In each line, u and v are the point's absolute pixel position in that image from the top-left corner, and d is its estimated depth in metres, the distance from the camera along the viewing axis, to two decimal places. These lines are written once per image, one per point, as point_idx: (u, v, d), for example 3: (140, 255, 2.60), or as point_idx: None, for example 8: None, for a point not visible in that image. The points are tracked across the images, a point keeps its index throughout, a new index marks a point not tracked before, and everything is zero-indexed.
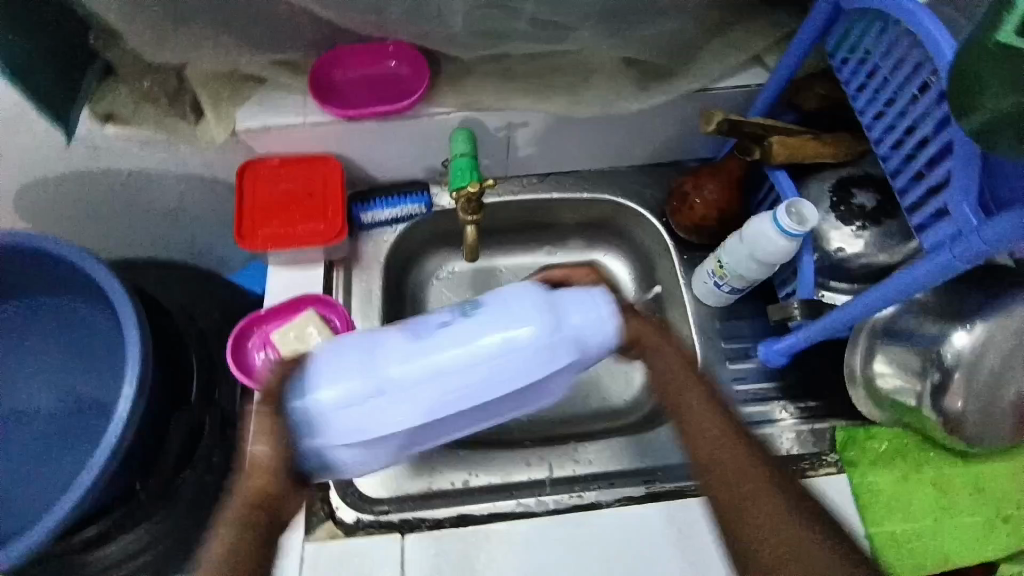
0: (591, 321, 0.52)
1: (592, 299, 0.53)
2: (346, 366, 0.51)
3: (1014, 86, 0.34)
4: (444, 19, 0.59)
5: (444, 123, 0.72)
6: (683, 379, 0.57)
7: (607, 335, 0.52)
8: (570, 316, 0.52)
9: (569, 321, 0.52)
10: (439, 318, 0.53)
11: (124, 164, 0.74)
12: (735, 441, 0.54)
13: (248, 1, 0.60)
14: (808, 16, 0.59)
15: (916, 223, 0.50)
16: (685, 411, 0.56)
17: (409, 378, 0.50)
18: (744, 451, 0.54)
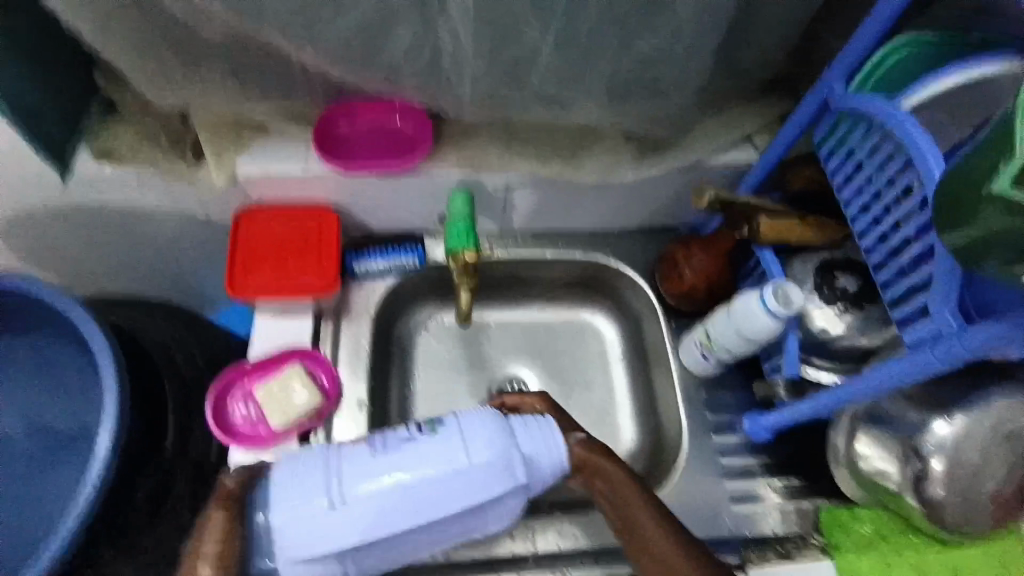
0: (543, 450, 0.57)
1: (543, 427, 0.59)
2: (290, 485, 0.56)
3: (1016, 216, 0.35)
4: (454, 88, 0.59)
5: (444, 181, 0.73)
6: (627, 495, 0.60)
7: (561, 467, 0.58)
8: (523, 447, 0.57)
9: (511, 456, 0.56)
10: (402, 433, 0.58)
11: (117, 201, 0.73)
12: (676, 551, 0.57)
13: (258, 56, 0.59)
14: (801, 108, 0.62)
15: (898, 317, 0.52)
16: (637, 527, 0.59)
17: (374, 496, 0.54)
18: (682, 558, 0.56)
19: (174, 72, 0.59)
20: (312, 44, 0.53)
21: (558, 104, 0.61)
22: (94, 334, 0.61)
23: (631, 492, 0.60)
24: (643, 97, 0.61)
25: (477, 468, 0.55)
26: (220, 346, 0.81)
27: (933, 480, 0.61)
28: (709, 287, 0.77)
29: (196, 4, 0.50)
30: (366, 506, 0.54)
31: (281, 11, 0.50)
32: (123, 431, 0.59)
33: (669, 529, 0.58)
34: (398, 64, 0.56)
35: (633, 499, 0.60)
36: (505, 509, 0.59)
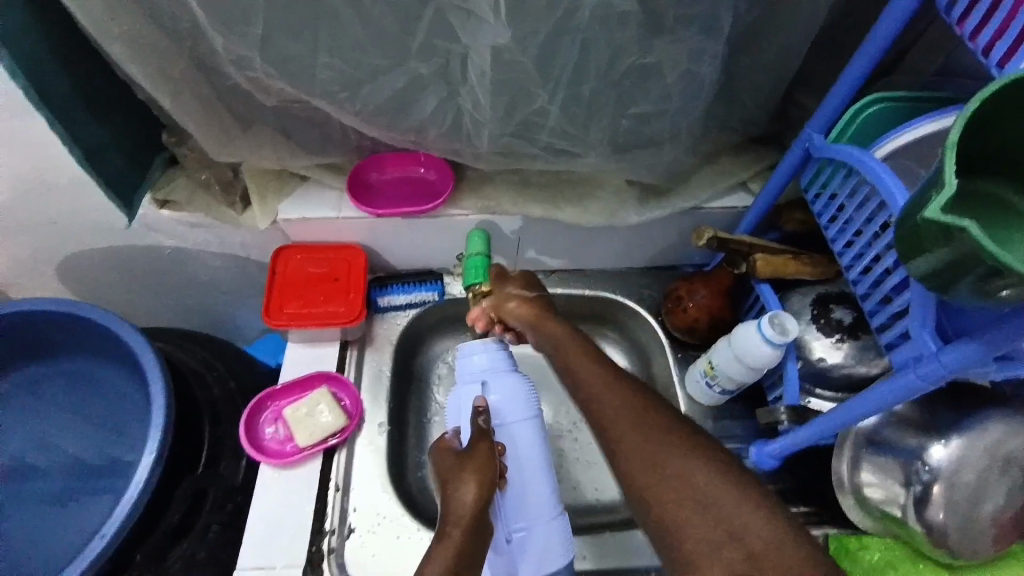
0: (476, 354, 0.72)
1: (469, 349, 0.73)
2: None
3: (951, 245, 0.39)
4: (473, 141, 0.67)
5: (462, 223, 0.80)
6: (562, 337, 0.69)
7: (495, 346, 0.72)
8: (473, 366, 0.71)
9: (473, 369, 0.71)
10: None
11: (170, 241, 0.82)
12: (603, 381, 0.63)
13: (304, 117, 0.68)
14: (786, 157, 0.69)
15: (886, 341, 0.56)
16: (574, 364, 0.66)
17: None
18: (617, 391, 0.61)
19: (232, 130, 0.68)
20: (354, 107, 0.61)
21: (565, 155, 0.69)
22: (146, 360, 0.68)
23: (547, 322, 0.71)
24: (643, 147, 0.68)
25: (472, 383, 0.70)
26: (252, 374, 0.87)
27: (932, 504, 0.64)
28: (711, 319, 0.82)
29: (259, 78, 0.59)
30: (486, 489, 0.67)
31: (329, 83, 0.59)
32: (165, 450, 0.66)
33: (609, 371, 0.64)
34: (426, 123, 0.64)
35: (576, 355, 0.67)
36: (521, 392, 0.70)
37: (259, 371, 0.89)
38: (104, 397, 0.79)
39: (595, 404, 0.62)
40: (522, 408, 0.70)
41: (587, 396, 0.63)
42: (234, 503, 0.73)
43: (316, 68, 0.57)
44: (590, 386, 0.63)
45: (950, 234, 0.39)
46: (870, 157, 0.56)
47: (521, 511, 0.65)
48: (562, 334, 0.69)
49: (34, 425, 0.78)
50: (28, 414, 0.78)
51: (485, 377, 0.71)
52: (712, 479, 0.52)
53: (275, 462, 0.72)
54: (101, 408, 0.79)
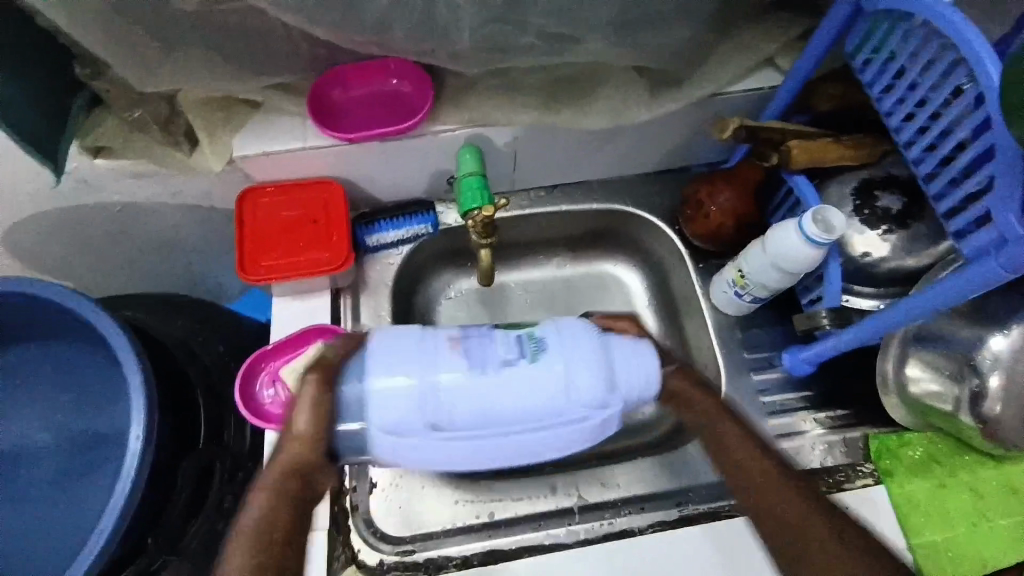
0: (641, 373, 0.56)
1: (590, 339, 0.56)
2: (388, 358, 0.55)
3: None
4: (450, 35, 0.55)
5: (449, 140, 0.69)
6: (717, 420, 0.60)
7: (653, 390, 0.56)
8: (577, 374, 0.54)
9: (578, 373, 0.54)
10: (502, 353, 0.55)
11: (119, 198, 0.71)
12: (761, 463, 0.57)
13: (241, 26, 0.56)
14: (826, 19, 0.57)
15: (955, 229, 0.49)
16: (720, 437, 0.59)
17: (464, 387, 0.54)
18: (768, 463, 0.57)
19: (158, 52, 0.55)
20: (296, 2, 0.49)
21: (562, 42, 0.57)
22: (114, 336, 0.60)
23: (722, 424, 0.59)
24: (654, 24, 0.57)
25: (577, 375, 0.54)
26: (241, 335, 0.80)
27: (989, 397, 0.59)
28: (737, 222, 0.74)
29: None
30: (450, 400, 0.53)
31: None
32: (154, 429, 0.59)
33: (764, 455, 0.58)
34: (391, 17, 0.52)
35: (719, 417, 0.60)
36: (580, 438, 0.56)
37: (248, 331, 0.82)
38: (83, 378, 0.72)
39: (754, 479, 0.56)
40: (568, 433, 0.55)
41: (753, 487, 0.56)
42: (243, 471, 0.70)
43: None
44: (750, 473, 0.57)
45: None
46: (943, 1, 0.45)
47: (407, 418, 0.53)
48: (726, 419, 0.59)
49: (13, 412, 0.72)
50: (5, 407, 0.72)
51: (574, 381, 0.54)
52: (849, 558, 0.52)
53: (277, 429, 0.66)
54: (83, 390, 0.72)
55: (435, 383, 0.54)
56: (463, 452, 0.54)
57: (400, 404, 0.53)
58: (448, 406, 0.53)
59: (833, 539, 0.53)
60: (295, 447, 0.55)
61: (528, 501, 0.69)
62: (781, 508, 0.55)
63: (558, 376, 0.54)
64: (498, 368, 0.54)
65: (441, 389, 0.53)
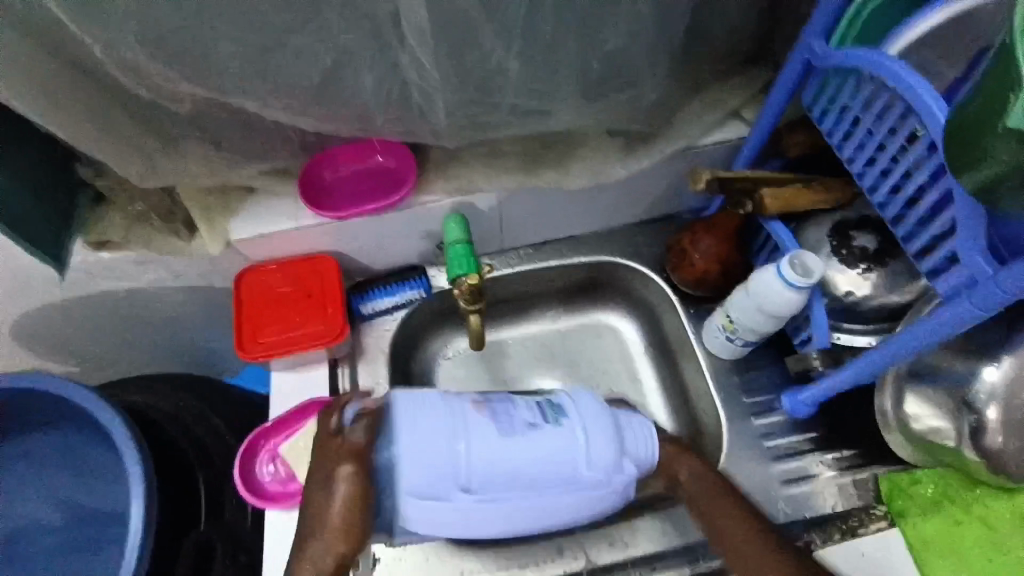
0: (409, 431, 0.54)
1: (583, 399, 0.59)
2: (413, 429, 0.54)
3: None
4: (427, 117, 0.59)
5: (435, 209, 0.72)
6: (676, 454, 0.63)
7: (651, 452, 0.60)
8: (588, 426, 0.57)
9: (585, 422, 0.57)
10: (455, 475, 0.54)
11: (122, 285, 0.74)
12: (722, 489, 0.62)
13: (233, 121, 0.59)
14: (782, 75, 0.61)
15: (927, 268, 0.50)
16: (677, 479, 0.62)
17: (493, 462, 0.54)
18: (722, 501, 0.61)
19: (155, 151, 0.59)
20: (280, 100, 0.53)
21: (535, 115, 0.61)
22: (113, 426, 0.61)
23: (682, 458, 0.62)
24: (620, 90, 0.60)
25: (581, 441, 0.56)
26: (243, 410, 0.81)
27: (989, 430, 0.58)
28: (721, 269, 0.76)
29: (157, 83, 0.51)
30: (485, 483, 0.54)
31: (243, 72, 0.50)
32: (153, 518, 0.59)
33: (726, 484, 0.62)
34: (370, 106, 0.56)
35: (678, 458, 0.62)
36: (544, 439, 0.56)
37: (250, 406, 0.83)
38: (86, 465, 0.72)
39: (704, 505, 0.61)
40: (600, 468, 0.56)
41: (703, 514, 0.61)
42: (246, 552, 0.69)
43: (226, 56, 0.49)
44: (708, 507, 0.60)
45: None
46: (887, 57, 0.48)
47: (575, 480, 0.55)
48: (682, 456, 0.63)
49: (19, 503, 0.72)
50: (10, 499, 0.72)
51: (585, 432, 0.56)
52: (769, 557, 0.57)
53: (280, 506, 0.66)
54: (86, 477, 0.72)
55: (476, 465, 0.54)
56: (496, 522, 0.55)
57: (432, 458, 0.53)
58: (481, 482, 0.54)
59: (763, 545, 0.58)
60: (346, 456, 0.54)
61: (535, 568, 0.67)
62: (718, 527, 0.60)
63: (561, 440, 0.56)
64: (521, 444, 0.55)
65: (472, 462, 0.54)
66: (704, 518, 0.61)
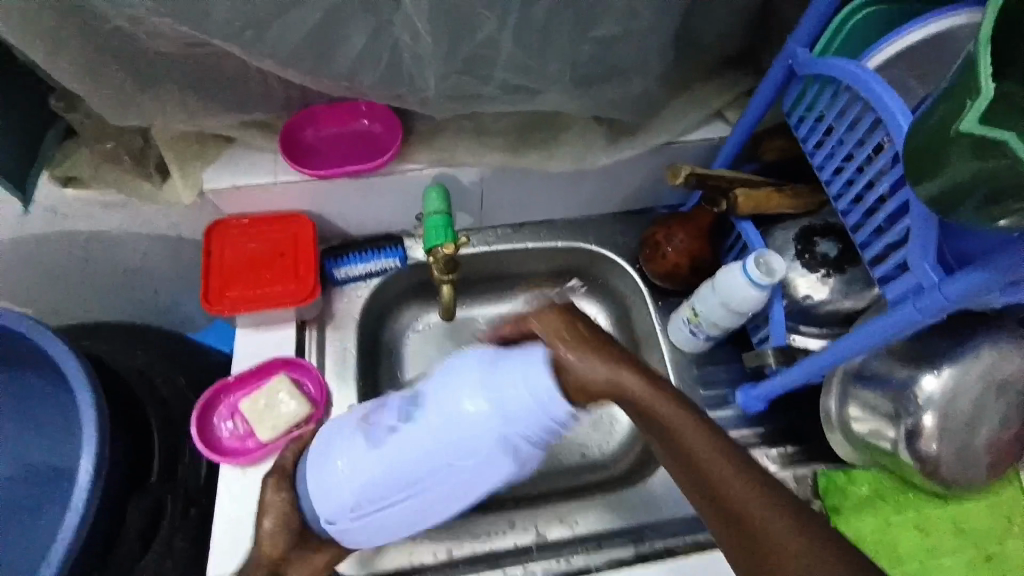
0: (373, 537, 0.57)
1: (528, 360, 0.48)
2: (340, 445, 0.55)
3: (981, 156, 0.36)
4: (416, 83, 0.59)
5: (417, 179, 0.72)
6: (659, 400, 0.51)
7: (554, 399, 0.46)
8: (507, 398, 0.46)
9: (508, 396, 0.47)
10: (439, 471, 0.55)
11: (87, 227, 0.72)
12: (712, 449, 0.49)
13: (218, 67, 0.58)
14: (765, 79, 0.63)
15: (880, 274, 0.53)
16: (679, 438, 0.50)
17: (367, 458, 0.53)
18: (704, 436, 0.50)
19: (132, 89, 0.58)
20: (267, 49, 0.52)
21: (524, 93, 0.61)
22: (69, 367, 0.59)
23: (664, 407, 0.51)
24: (610, 78, 0.61)
25: (484, 415, 0.47)
26: (204, 366, 0.80)
27: (924, 435, 0.61)
28: (691, 264, 0.78)
29: (140, 17, 0.49)
30: (369, 474, 0.53)
31: (231, 16, 0.49)
32: (105, 462, 0.59)
33: (724, 448, 0.50)
34: (360, 65, 0.56)
35: (654, 398, 0.51)
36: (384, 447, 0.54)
37: (212, 362, 0.82)
38: (36, 407, 0.71)
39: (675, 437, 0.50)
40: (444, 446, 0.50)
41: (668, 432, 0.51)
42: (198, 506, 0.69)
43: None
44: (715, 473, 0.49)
45: (987, 154, 0.35)
46: (863, 69, 0.50)
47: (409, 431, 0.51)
48: (669, 415, 0.51)
49: None
50: None
51: (508, 405, 0.47)
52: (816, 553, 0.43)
53: (236, 461, 0.66)
54: (36, 420, 0.71)
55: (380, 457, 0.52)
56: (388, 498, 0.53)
57: (366, 472, 0.53)
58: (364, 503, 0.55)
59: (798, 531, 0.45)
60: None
61: (485, 537, 0.69)
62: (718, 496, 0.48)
63: (478, 415, 0.47)
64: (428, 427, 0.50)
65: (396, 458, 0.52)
66: (694, 475, 0.50)
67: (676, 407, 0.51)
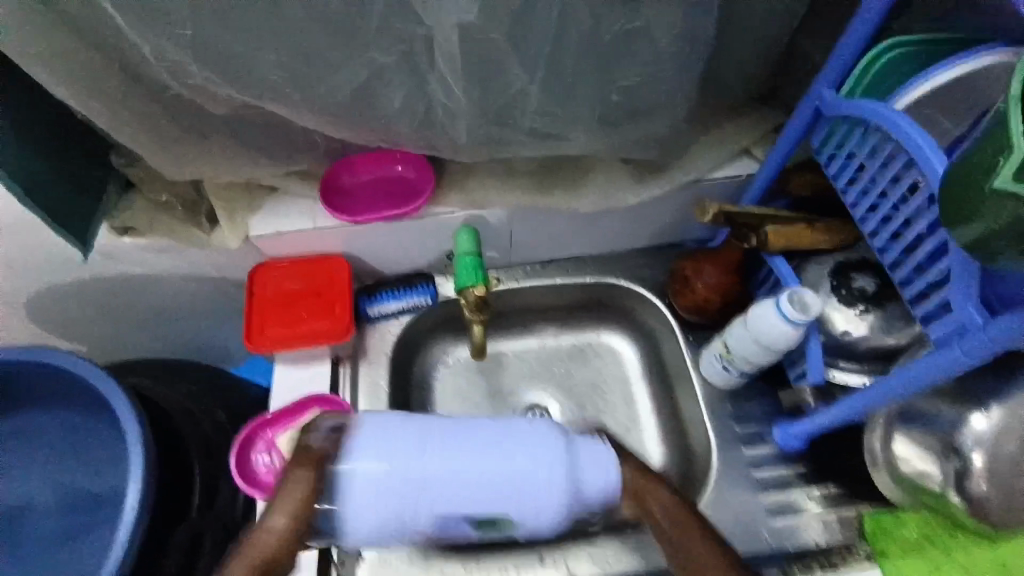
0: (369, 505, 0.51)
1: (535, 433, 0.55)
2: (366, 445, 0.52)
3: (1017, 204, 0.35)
4: (449, 133, 0.61)
5: (448, 221, 0.74)
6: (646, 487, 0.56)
7: (614, 483, 0.55)
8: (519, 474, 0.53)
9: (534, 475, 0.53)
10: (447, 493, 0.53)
11: (138, 269, 0.76)
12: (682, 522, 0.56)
13: (264, 123, 0.62)
14: (793, 118, 0.63)
15: (922, 313, 0.52)
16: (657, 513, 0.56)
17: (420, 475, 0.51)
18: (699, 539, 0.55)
19: (185, 145, 0.62)
20: (310, 107, 0.56)
21: (553, 138, 0.63)
22: (119, 407, 0.62)
23: (654, 490, 0.56)
24: (637, 122, 0.62)
25: (533, 465, 0.53)
26: (242, 401, 0.83)
27: (975, 476, 0.59)
28: (722, 299, 0.77)
29: (198, 84, 0.53)
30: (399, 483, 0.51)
31: (279, 80, 0.53)
32: (148, 499, 0.61)
33: (692, 518, 0.56)
34: (396, 119, 0.59)
35: (646, 487, 0.56)
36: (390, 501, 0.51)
37: (250, 397, 0.84)
38: (85, 442, 0.74)
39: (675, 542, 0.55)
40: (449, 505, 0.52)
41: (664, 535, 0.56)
42: (234, 539, 0.70)
43: (268, 63, 0.51)
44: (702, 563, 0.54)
45: (1023, 204, 0.35)
46: (894, 111, 0.50)
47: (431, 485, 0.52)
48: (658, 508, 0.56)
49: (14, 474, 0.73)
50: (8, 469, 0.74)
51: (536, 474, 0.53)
52: None
53: (271, 497, 0.67)
54: (86, 455, 0.74)
55: (402, 476, 0.51)
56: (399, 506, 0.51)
57: (369, 504, 0.51)
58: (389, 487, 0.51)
59: None
60: (267, 544, 0.50)
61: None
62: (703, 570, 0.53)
63: (514, 471, 0.53)
64: (444, 454, 0.52)
65: (422, 474, 0.51)
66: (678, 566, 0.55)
67: (659, 490, 0.57)
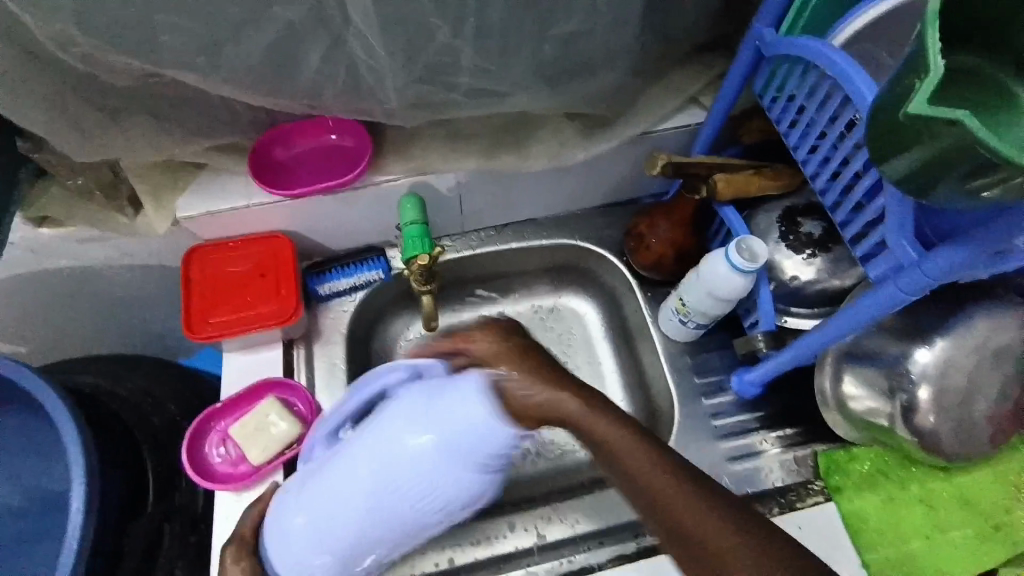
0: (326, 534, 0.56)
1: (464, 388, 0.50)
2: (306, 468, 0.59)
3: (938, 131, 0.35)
4: (379, 95, 0.58)
5: (393, 190, 0.71)
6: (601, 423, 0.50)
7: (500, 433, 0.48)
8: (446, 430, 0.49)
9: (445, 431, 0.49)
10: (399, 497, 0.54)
11: (66, 263, 0.72)
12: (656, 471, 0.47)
13: (179, 95, 0.57)
14: (734, 62, 0.62)
15: (861, 253, 0.52)
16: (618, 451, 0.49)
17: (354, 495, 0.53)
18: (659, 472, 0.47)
19: (93, 124, 0.57)
20: (223, 75, 0.52)
21: (491, 97, 0.60)
22: (54, 406, 0.59)
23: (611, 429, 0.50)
24: (577, 74, 0.60)
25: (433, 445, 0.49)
26: (196, 392, 0.80)
27: (920, 410, 0.61)
28: (677, 253, 0.77)
29: (90, 54, 0.49)
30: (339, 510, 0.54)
31: (182, 44, 0.49)
32: (95, 499, 0.58)
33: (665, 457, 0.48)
34: (319, 83, 0.55)
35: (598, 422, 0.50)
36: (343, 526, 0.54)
37: (204, 388, 0.82)
38: (29, 447, 0.70)
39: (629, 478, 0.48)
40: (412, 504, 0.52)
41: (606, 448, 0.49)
42: (197, 533, 0.69)
43: (166, 25, 0.47)
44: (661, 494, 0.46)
45: (944, 129, 0.35)
46: (830, 47, 0.49)
47: (391, 497, 0.52)
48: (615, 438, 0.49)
49: None
50: None
51: (448, 437, 0.49)
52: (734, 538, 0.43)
53: (230, 486, 0.65)
54: (33, 460, 0.71)
55: (333, 506, 0.54)
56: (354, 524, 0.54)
57: (334, 529, 0.54)
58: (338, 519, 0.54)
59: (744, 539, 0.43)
60: None
61: (487, 543, 0.69)
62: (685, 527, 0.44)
63: (411, 457, 0.50)
64: (364, 469, 0.52)
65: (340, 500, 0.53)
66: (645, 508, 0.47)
67: (626, 440, 0.49)
